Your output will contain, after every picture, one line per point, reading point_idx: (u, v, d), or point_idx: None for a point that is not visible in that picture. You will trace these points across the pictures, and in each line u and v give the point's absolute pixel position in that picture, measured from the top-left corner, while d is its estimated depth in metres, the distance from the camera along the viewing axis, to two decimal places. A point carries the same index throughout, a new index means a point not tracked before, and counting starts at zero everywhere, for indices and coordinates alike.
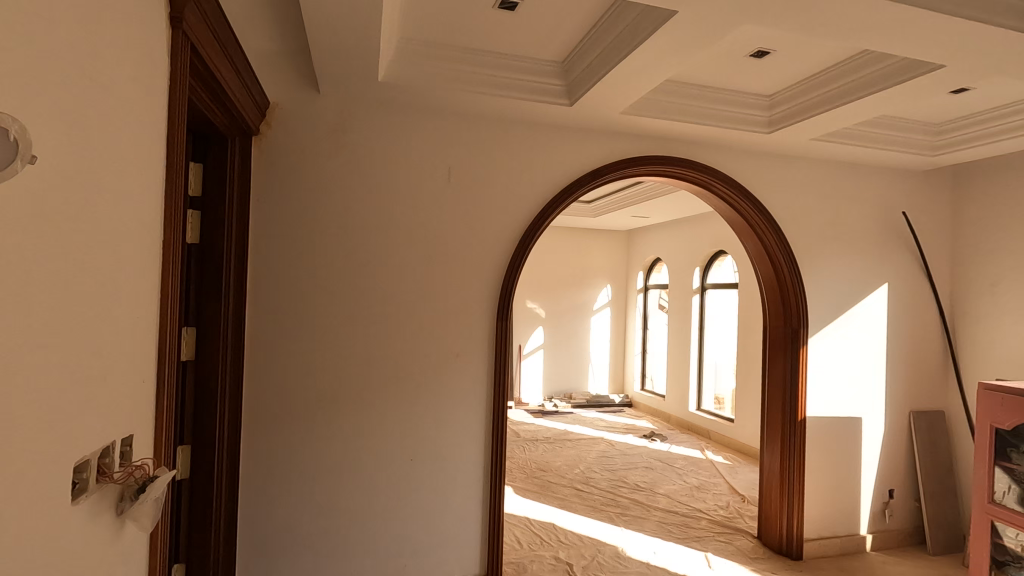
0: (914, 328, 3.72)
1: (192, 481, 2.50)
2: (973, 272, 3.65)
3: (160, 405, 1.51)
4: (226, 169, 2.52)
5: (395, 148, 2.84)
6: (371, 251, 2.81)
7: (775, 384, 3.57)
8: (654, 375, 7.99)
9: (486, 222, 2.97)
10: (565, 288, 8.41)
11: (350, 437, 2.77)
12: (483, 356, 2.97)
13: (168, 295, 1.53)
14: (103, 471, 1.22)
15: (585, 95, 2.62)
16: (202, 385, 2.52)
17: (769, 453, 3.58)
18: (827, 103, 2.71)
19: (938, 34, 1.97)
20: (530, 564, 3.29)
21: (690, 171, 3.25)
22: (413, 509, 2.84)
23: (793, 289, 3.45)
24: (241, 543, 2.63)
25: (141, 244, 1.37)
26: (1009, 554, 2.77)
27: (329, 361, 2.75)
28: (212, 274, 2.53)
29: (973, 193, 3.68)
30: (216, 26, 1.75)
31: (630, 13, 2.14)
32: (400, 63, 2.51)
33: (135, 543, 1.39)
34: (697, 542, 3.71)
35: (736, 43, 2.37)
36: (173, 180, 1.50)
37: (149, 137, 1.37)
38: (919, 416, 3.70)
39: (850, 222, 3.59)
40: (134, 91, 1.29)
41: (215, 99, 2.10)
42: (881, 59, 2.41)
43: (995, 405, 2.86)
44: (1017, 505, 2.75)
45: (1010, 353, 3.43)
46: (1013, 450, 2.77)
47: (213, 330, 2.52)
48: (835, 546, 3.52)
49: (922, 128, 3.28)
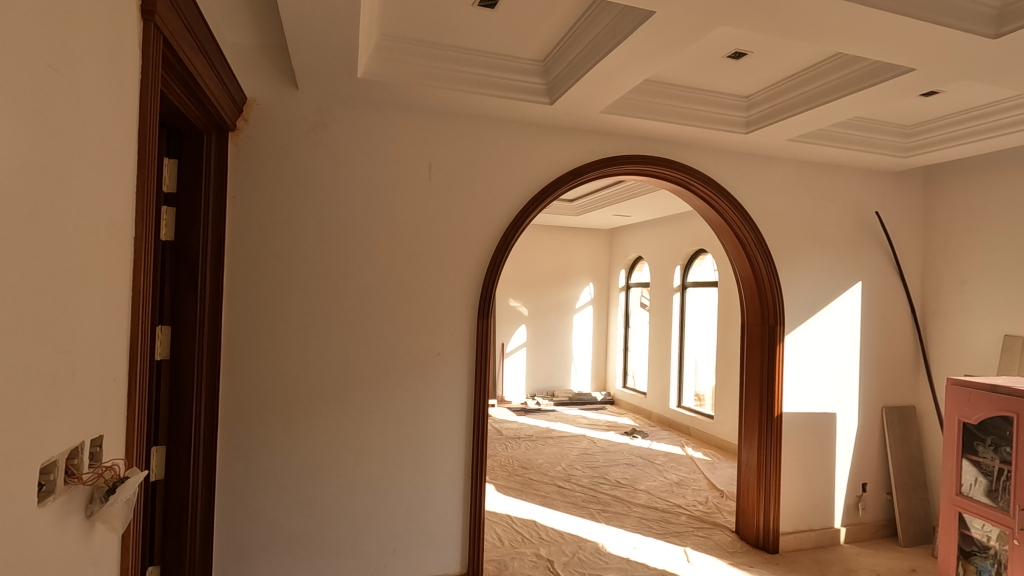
0: (887, 325, 3.81)
1: (167, 483, 2.46)
2: (944, 271, 3.75)
3: (132, 405, 1.48)
4: (201, 166, 2.48)
5: (376, 146, 2.82)
6: (351, 250, 2.79)
7: (753, 380, 3.63)
8: (636, 372, 8.05)
9: (467, 220, 2.97)
10: (547, 286, 8.43)
11: (330, 437, 2.75)
12: (465, 354, 2.97)
13: (139, 294, 1.50)
14: (72, 472, 1.20)
15: (565, 94, 2.64)
16: (178, 385, 2.48)
17: (746, 449, 3.64)
18: (802, 103, 2.76)
19: (907, 38, 2.02)
20: (511, 561, 3.31)
21: (669, 170, 3.29)
22: (394, 510, 2.83)
23: (770, 287, 3.50)
24: (218, 544, 2.60)
25: (112, 239, 1.34)
26: (975, 544, 2.87)
27: (309, 361, 2.73)
28: (187, 272, 2.48)
29: (944, 193, 3.77)
30: (189, 18, 1.71)
31: (609, 12, 2.15)
32: (380, 60, 2.50)
33: (108, 544, 1.38)
34: (677, 537, 3.76)
35: (713, 44, 2.39)
36: (145, 175, 1.48)
37: (120, 133, 1.35)
38: (891, 411, 3.79)
39: (826, 222, 3.66)
40: (103, 84, 1.26)
41: (190, 95, 2.07)
42: (852, 62, 2.48)
43: (962, 400, 2.94)
44: (984, 496, 2.83)
45: (978, 349, 3.54)
46: (980, 443, 2.85)
47: (190, 329, 2.47)
48: (810, 539, 3.59)
49: (894, 129, 3.35)
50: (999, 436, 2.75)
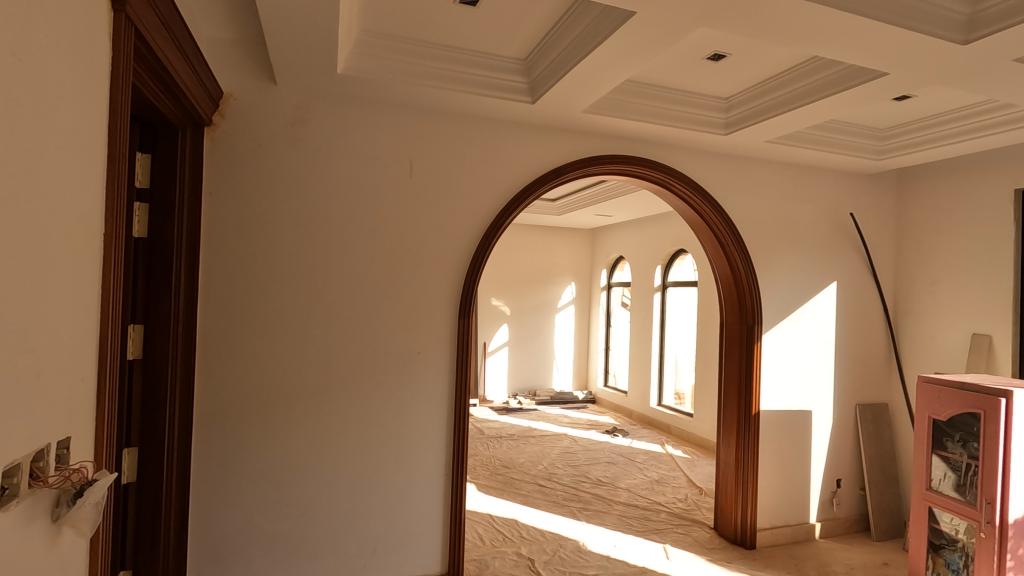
0: (861, 325, 3.89)
1: (140, 485, 2.40)
2: (916, 272, 3.85)
3: (101, 407, 1.44)
4: (176, 161, 2.43)
5: (357, 143, 2.80)
6: (331, 248, 2.76)
7: (731, 378, 3.67)
8: (617, 372, 8.12)
9: (448, 219, 2.96)
10: (530, 285, 8.44)
11: (308, 437, 2.71)
12: (445, 353, 2.95)
13: (110, 293, 1.46)
14: (38, 475, 1.15)
15: (547, 94, 2.64)
16: (151, 385, 2.42)
17: (725, 446, 3.69)
18: (780, 106, 2.80)
19: (881, 42, 2.06)
20: (492, 560, 3.30)
21: (650, 170, 3.31)
22: (374, 508, 2.81)
23: (748, 286, 3.55)
24: (192, 545, 2.55)
25: (80, 233, 1.30)
26: (944, 538, 2.94)
27: (288, 360, 2.69)
28: (161, 270, 2.43)
29: (916, 195, 3.86)
30: (162, 9, 1.67)
31: (590, 13, 2.16)
32: (361, 55, 2.47)
33: (75, 549, 1.34)
34: (656, 535, 3.79)
35: (693, 45, 2.42)
36: (115, 169, 1.44)
37: (89, 126, 1.31)
38: (864, 409, 3.87)
39: (803, 223, 3.72)
40: (69, 73, 1.21)
41: (164, 89, 2.02)
42: (828, 66, 2.52)
43: (933, 397, 3.01)
44: (953, 491, 2.90)
45: (948, 348, 3.63)
46: (949, 439, 2.93)
47: (163, 329, 2.42)
48: (787, 535, 3.65)
49: (869, 132, 3.43)
50: (968, 432, 2.83)
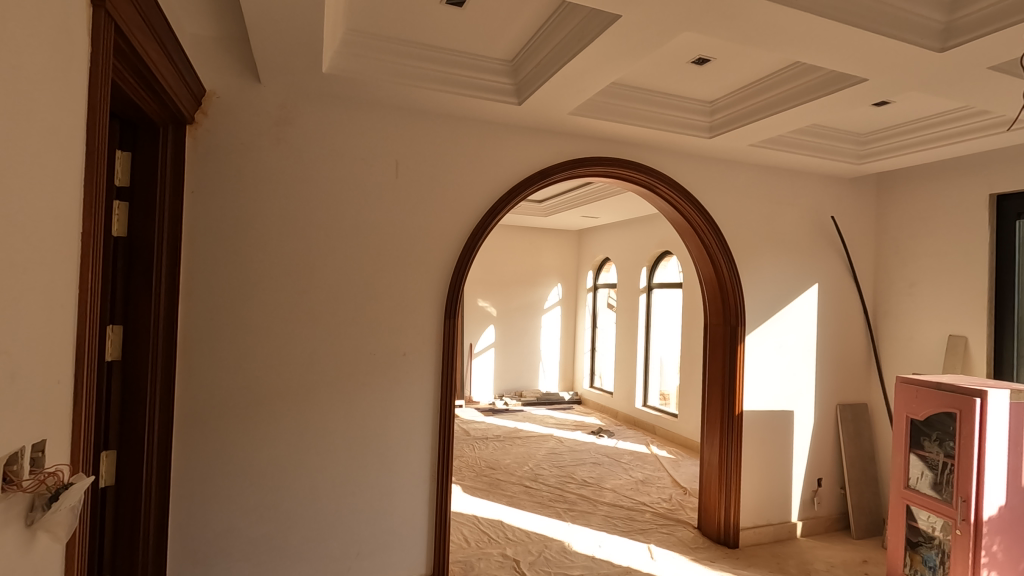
0: (842, 326, 3.95)
1: (118, 488, 2.36)
2: (894, 274, 3.92)
3: (77, 410, 1.41)
4: (157, 160, 2.39)
5: (342, 142, 2.78)
6: (314, 248, 2.73)
7: (715, 378, 3.71)
8: (603, 373, 8.16)
9: (434, 219, 2.95)
10: (516, 287, 8.44)
11: (291, 438, 2.68)
12: (431, 354, 2.94)
13: (87, 294, 1.44)
14: (12, 479, 1.12)
15: (533, 95, 2.65)
16: (130, 387, 2.37)
17: (708, 446, 3.72)
18: (763, 110, 2.83)
19: (860, 49, 2.10)
20: (477, 562, 3.29)
21: (636, 172, 3.34)
22: (358, 510, 2.79)
23: (732, 288, 3.59)
24: (172, 549, 2.51)
25: (58, 233, 1.28)
26: (921, 535, 3.00)
27: (272, 361, 2.66)
28: (141, 269, 2.39)
29: (895, 199, 3.93)
30: (143, 6, 1.65)
31: (576, 15, 2.17)
32: (347, 55, 2.45)
33: (50, 554, 1.32)
34: (641, 535, 3.81)
35: (677, 49, 2.44)
36: (93, 166, 1.42)
37: (67, 124, 1.29)
38: (845, 408, 3.94)
39: (785, 226, 3.77)
40: (46, 69, 1.19)
41: (145, 86, 1.99)
42: (809, 71, 2.56)
43: (910, 397, 3.07)
44: (930, 489, 2.96)
45: (925, 348, 3.71)
46: (926, 438, 2.99)
47: (143, 329, 2.38)
48: (769, 533, 3.70)
49: (850, 137, 3.48)
50: (944, 432, 2.89)
